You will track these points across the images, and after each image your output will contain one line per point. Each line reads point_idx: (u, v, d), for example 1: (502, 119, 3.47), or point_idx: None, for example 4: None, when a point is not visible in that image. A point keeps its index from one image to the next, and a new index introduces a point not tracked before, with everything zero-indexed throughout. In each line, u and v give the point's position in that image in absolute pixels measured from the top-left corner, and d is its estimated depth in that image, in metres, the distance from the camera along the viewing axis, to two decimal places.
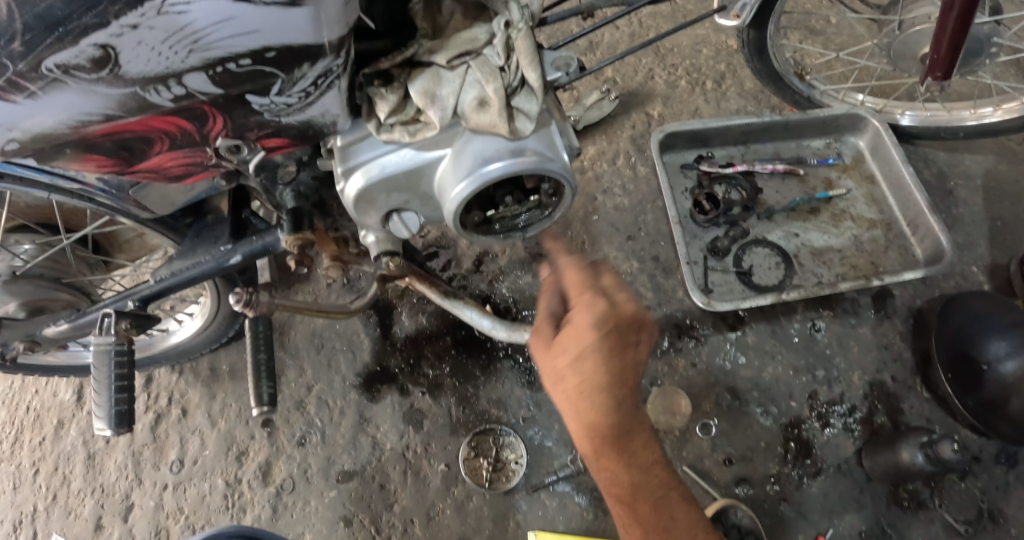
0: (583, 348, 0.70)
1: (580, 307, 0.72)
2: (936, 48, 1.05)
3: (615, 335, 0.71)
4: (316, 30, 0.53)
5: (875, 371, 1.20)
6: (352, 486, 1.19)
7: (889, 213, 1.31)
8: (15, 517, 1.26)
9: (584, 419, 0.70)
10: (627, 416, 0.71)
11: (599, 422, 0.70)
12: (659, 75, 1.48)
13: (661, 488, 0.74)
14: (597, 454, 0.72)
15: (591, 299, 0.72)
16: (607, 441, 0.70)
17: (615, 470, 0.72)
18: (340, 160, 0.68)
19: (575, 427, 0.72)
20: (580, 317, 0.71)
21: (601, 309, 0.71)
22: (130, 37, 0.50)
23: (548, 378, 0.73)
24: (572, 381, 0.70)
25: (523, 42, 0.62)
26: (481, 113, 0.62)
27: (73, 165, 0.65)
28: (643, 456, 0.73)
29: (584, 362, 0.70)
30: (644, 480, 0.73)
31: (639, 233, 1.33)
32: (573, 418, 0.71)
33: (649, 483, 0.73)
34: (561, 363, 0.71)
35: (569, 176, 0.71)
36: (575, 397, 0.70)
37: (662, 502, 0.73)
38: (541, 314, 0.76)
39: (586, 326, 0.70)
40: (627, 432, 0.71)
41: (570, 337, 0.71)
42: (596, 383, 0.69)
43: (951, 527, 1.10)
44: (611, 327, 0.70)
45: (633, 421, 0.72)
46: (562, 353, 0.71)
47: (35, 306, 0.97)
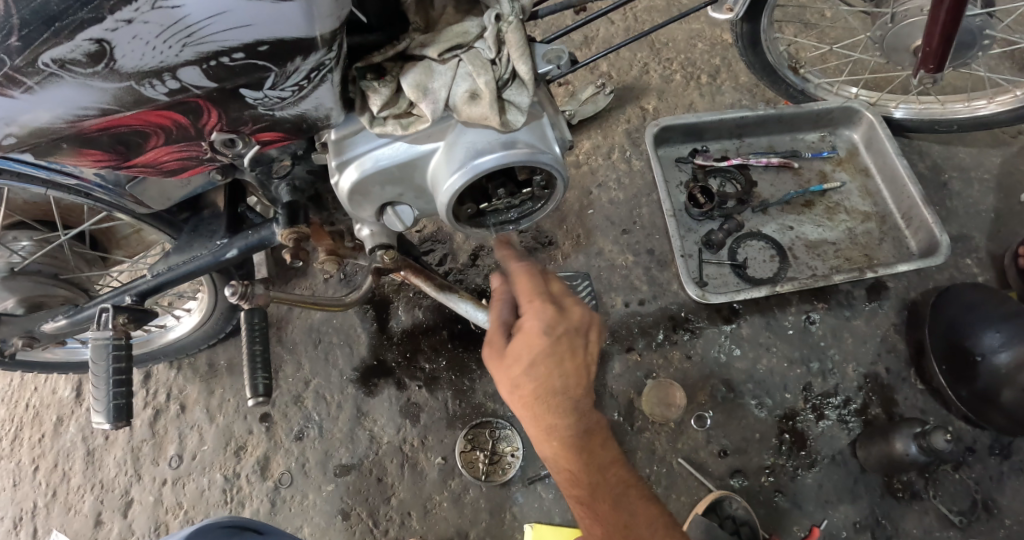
0: (536, 355, 0.71)
1: (529, 313, 0.73)
2: (928, 41, 1.06)
3: (566, 339, 0.72)
4: (309, 23, 0.54)
5: (869, 363, 1.21)
6: (349, 479, 1.19)
7: (883, 205, 1.32)
8: (16, 513, 1.27)
9: (542, 424, 0.72)
10: (582, 418, 0.73)
11: (558, 425, 0.72)
12: (654, 69, 1.49)
13: (618, 484, 0.76)
14: (559, 458, 0.74)
15: (539, 304, 0.73)
16: (566, 443, 0.73)
17: (575, 472, 0.74)
18: (335, 153, 0.68)
19: (534, 432, 0.73)
20: (529, 323, 0.72)
21: (551, 315, 0.72)
22: (126, 31, 0.50)
23: (502, 386, 0.73)
24: (528, 388, 0.71)
25: (514, 34, 0.62)
26: (472, 105, 0.63)
27: (69, 160, 0.66)
28: (601, 455, 0.75)
29: (539, 368, 0.71)
30: (602, 479, 0.75)
31: (634, 227, 1.34)
32: (529, 424, 0.73)
33: (611, 484, 0.76)
34: (515, 371, 0.71)
35: (560, 168, 0.71)
36: (532, 402, 0.71)
37: (622, 500, 0.75)
38: (494, 323, 0.75)
39: (536, 332, 0.71)
40: (586, 435, 0.74)
41: (522, 345, 0.71)
42: (552, 386, 0.71)
43: (945, 518, 1.11)
44: (561, 332, 0.72)
45: (590, 423, 0.74)
46: (516, 361, 0.71)
47: (33, 302, 0.99)
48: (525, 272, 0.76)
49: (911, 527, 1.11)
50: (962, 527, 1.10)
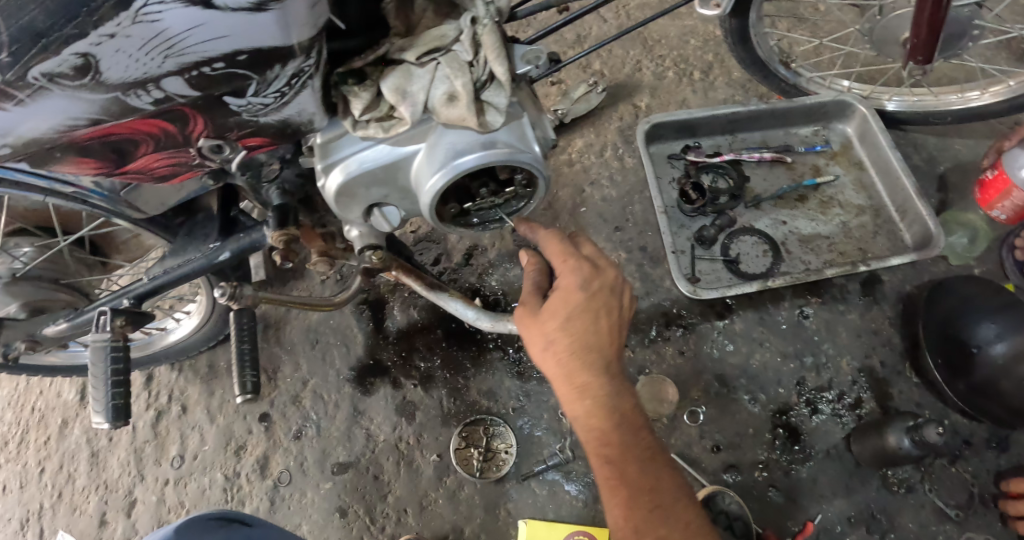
0: (572, 309, 0.73)
1: (564, 272, 0.75)
2: (916, 32, 1.06)
3: (601, 297, 0.74)
4: (285, 32, 0.55)
5: (864, 357, 1.21)
6: (346, 477, 1.21)
7: (877, 198, 1.32)
8: (23, 515, 1.29)
9: (577, 378, 0.73)
10: (611, 381, 0.75)
11: (594, 383, 0.74)
12: (647, 66, 1.49)
13: (645, 450, 0.75)
14: (586, 414, 0.74)
15: (574, 262, 0.75)
16: (601, 405, 0.74)
17: (604, 431, 0.74)
18: (320, 156, 0.70)
19: (565, 391, 0.75)
20: (566, 280, 0.74)
21: (587, 272, 0.75)
22: (109, 45, 0.51)
23: (534, 345, 0.75)
24: (563, 343, 0.73)
25: (489, 37, 0.63)
26: (450, 107, 0.64)
27: (63, 168, 0.67)
28: (626, 417, 0.75)
29: (575, 321, 0.73)
30: (631, 442, 0.74)
31: (626, 224, 1.34)
32: (562, 379, 0.74)
33: (639, 448, 0.75)
34: (550, 325, 0.73)
35: (541, 168, 0.72)
36: (565, 357, 0.73)
37: (649, 469, 0.74)
38: (525, 287, 0.77)
39: (572, 288, 0.73)
40: (616, 399, 0.74)
41: (557, 300, 0.73)
42: (586, 342, 0.73)
43: (941, 512, 1.11)
44: (596, 288, 0.74)
45: (621, 387, 0.75)
46: (551, 316, 0.73)
47: (36, 306, 0.99)
48: (552, 236, 0.78)
49: (906, 521, 1.11)
50: (958, 520, 1.11)
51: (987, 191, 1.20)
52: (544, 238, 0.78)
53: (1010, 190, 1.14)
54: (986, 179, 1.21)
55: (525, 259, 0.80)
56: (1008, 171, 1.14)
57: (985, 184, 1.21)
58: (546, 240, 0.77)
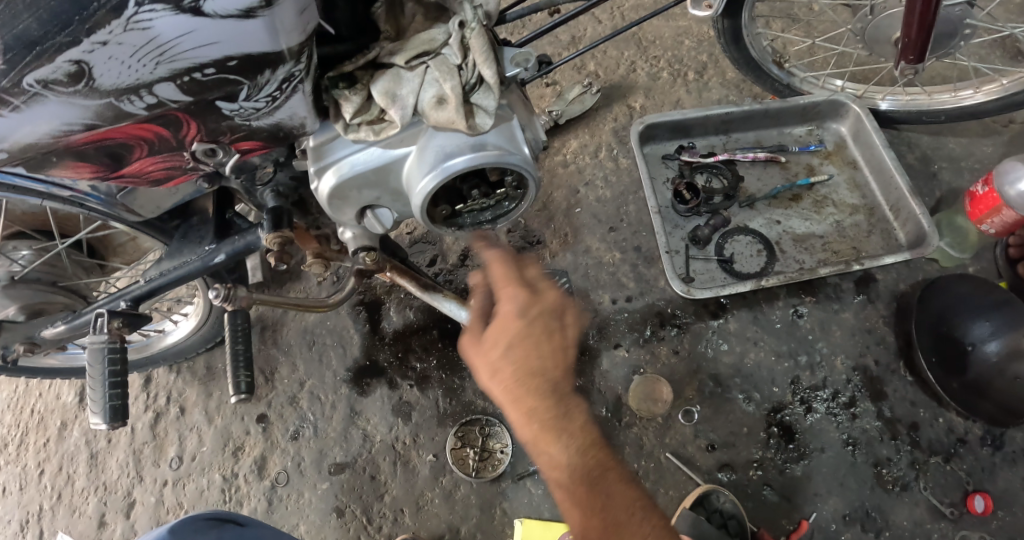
0: (510, 337, 0.71)
1: (504, 299, 0.74)
2: (907, 31, 1.06)
3: (540, 320, 0.72)
4: (274, 38, 0.55)
5: (858, 355, 1.22)
6: (344, 477, 1.22)
7: (871, 197, 1.33)
8: (22, 516, 1.30)
9: (524, 405, 0.69)
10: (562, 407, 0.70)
11: (542, 405, 0.69)
12: (641, 67, 1.50)
13: (602, 472, 0.69)
14: (539, 440, 0.69)
15: (512, 288, 0.74)
16: (553, 430, 0.68)
17: (556, 454, 0.68)
18: (313, 159, 0.70)
19: (514, 418, 0.70)
20: (506, 307, 0.73)
21: (526, 297, 0.74)
22: (101, 53, 0.52)
23: (482, 376, 0.73)
24: (508, 369, 0.70)
25: (478, 41, 0.64)
26: (439, 110, 0.65)
27: (59, 172, 0.68)
28: (581, 440, 0.69)
29: (517, 346, 0.70)
30: (584, 462, 0.68)
31: (621, 224, 1.35)
32: (509, 407, 0.70)
33: (594, 468, 0.69)
34: (493, 354, 0.71)
35: (530, 169, 0.73)
36: (511, 384, 0.69)
37: (606, 487, 0.68)
38: (474, 314, 0.78)
39: (512, 314, 0.72)
40: (565, 418, 0.69)
41: (497, 329, 0.72)
42: (529, 366, 0.70)
43: (936, 510, 1.11)
44: (535, 313, 0.73)
45: (571, 407, 0.70)
46: (493, 345, 0.71)
47: (34, 309, 0.99)
48: (497, 260, 0.77)
49: (901, 519, 1.11)
50: (954, 518, 1.11)
51: (977, 206, 1.18)
52: (489, 264, 0.78)
53: (1000, 208, 1.13)
54: (975, 193, 1.19)
55: (477, 279, 0.81)
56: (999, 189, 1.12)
57: (975, 199, 1.19)
58: (490, 263, 0.77)
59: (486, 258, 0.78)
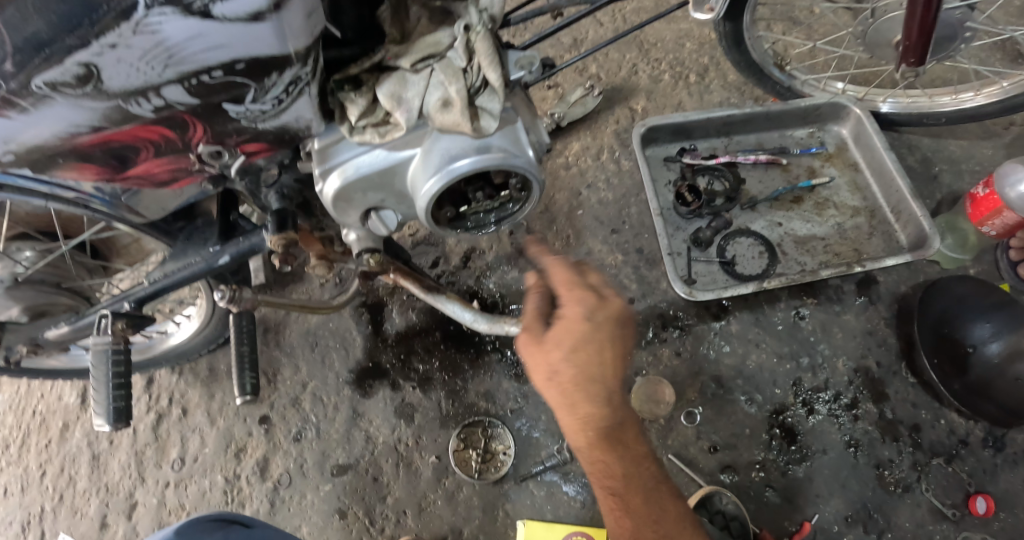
0: (575, 342, 0.72)
1: (569, 302, 0.74)
2: (907, 34, 1.07)
3: (605, 328, 0.74)
4: (281, 41, 0.56)
5: (860, 357, 1.22)
6: (346, 479, 1.22)
7: (872, 200, 1.33)
8: (24, 517, 1.30)
9: (581, 408, 0.73)
10: (614, 412, 0.75)
11: (597, 414, 0.74)
12: (643, 70, 1.50)
13: (649, 479, 0.79)
14: (592, 446, 0.76)
15: (579, 291, 0.74)
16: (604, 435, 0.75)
17: (607, 461, 0.76)
18: (318, 161, 0.70)
19: (568, 423, 0.75)
20: (571, 310, 0.73)
21: (593, 302, 0.74)
22: (110, 55, 0.52)
23: (537, 374, 0.75)
24: (568, 374, 0.72)
25: (483, 43, 0.64)
26: (445, 112, 0.65)
27: (66, 174, 0.68)
28: (632, 450, 0.78)
29: (580, 353, 0.72)
30: (634, 471, 0.77)
31: (623, 226, 1.35)
32: (566, 411, 0.75)
33: (641, 476, 0.78)
34: (554, 357, 0.73)
35: (535, 172, 0.73)
36: (570, 390, 0.73)
37: (651, 494, 0.78)
38: (529, 310, 0.76)
39: (578, 318, 0.73)
40: (619, 429, 0.76)
41: (562, 331, 0.73)
42: (591, 374, 0.73)
43: (938, 511, 1.12)
44: (601, 320, 0.73)
45: (624, 418, 0.76)
46: (556, 346, 0.73)
47: (37, 310, 1.01)
48: (558, 263, 0.77)
49: (903, 520, 1.12)
50: (955, 520, 1.11)
51: (978, 208, 1.19)
52: (550, 265, 0.77)
53: (1000, 209, 1.13)
54: (975, 195, 1.19)
55: (530, 281, 0.79)
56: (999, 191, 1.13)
57: (976, 201, 1.20)
58: (552, 266, 0.77)
59: (544, 261, 0.78)
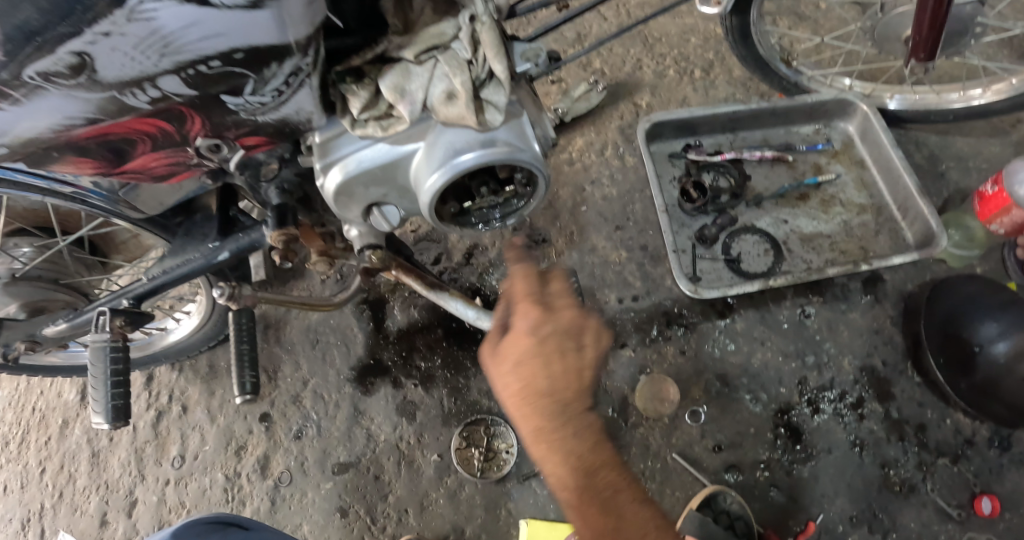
0: (520, 353, 0.69)
1: (518, 314, 0.72)
2: (918, 29, 1.05)
3: (552, 339, 0.70)
4: (280, 30, 0.54)
5: (866, 356, 1.21)
6: (347, 477, 1.21)
7: (879, 197, 1.31)
8: (24, 515, 1.29)
9: (531, 424, 0.69)
10: (574, 427, 0.68)
11: (549, 428, 0.68)
12: (647, 65, 1.49)
13: (619, 506, 0.67)
14: (550, 465, 0.68)
15: (527, 304, 0.72)
16: (561, 452, 0.67)
17: (569, 484, 0.67)
18: (319, 155, 0.69)
19: (526, 443, 0.70)
20: (518, 323, 0.71)
21: (539, 315, 0.71)
22: (104, 44, 0.51)
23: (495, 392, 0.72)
24: (515, 387, 0.69)
25: (489, 34, 0.63)
26: (449, 105, 0.64)
27: (62, 168, 0.67)
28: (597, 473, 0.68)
29: (525, 364, 0.69)
30: (601, 496, 0.67)
31: (627, 223, 1.34)
32: (521, 429, 0.70)
33: (610, 502, 0.67)
34: (503, 370, 0.70)
35: (540, 166, 0.72)
36: (520, 404, 0.69)
37: (624, 524, 0.66)
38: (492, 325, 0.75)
39: (523, 330, 0.70)
40: (580, 448, 0.68)
41: (510, 344, 0.71)
42: (538, 386, 0.68)
43: (944, 512, 1.11)
44: (546, 332, 0.70)
45: (587, 436, 0.69)
46: (504, 360, 0.71)
47: (35, 307, 0.97)
48: (520, 275, 0.75)
49: (909, 521, 1.11)
50: (961, 520, 1.10)
51: (986, 206, 1.17)
52: (513, 276, 0.76)
53: (1010, 207, 1.12)
54: (984, 193, 1.17)
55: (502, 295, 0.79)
56: (1009, 189, 1.11)
57: (984, 198, 1.18)
58: (514, 277, 0.75)
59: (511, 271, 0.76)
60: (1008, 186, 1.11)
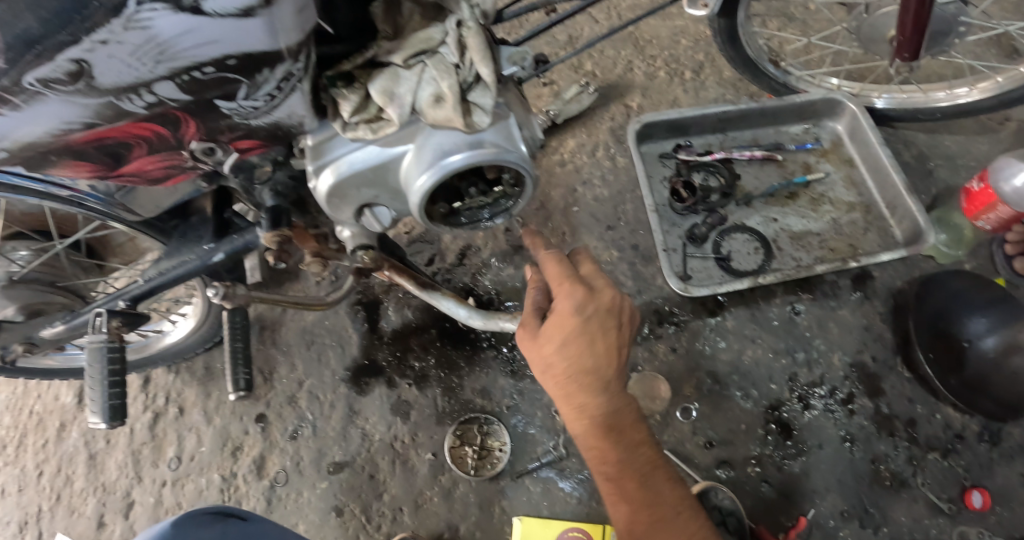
0: (566, 335, 0.74)
1: (560, 296, 0.77)
2: (902, 28, 1.06)
3: (596, 319, 0.75)
4: (272, 37, 0.55)
5: (856, 352, 1.22)
6: (343, 476, 1.22)
7: (867, 195, 1.33)
8: (21, 518, 1.30)
9: (574, 399, 0.76)
10: (613, 400, 0.77)
11: (591, 403, 0.76)
12: (638, 66, 1.50)
13: (645, 465, 0.78)
14: (586, 432, 0.78)
15: (569, 286, 0.77)
16: (599, 424, 0.76)
17: (603, 448, 0.77)
18: (311, 158, 0.71)
19: (566, 412, 0.78)
20: (562, 304, 0.76)
21: (583, 295, 0.76)
22: (101, 51, 0.52)
23: (534, 368, 0.78)
24: (561, 368, 0.75)
25: (475, 39, 0.65)
26: (437, 108, 0.65)
27: (60, 172, 0.68)
28: (629, 436, 0.78)
29: (570, 345, 0.74)
30: (631, 457, 0.78)
31: (619, 223, 1.35)
32: (562, 400, 0.77)
33: (637, 461, 0.78)
34: (547, 349, 0.75)
35: (528, 167, 0.73)
36: (565, 381, 0.75)
37: (650, 480, 0.78)
38: (527, 306, 0.79)
39: (568, 311, 0.75)
40: (616, 417, 0.77)
41: (554, 326, 0.75)
42: (584, 366, 0.74)
43: (934, 505, 1.12)
44: (591, 311, 0.75)
45: (621, 406, 0.77)
46: (549, 341, 0.75)
47: (33, 309, 1.00)
48: (553, 259, 0.81)
49: (898, 515, 1.12)
50: (951, 514, 1.11)
51: (973, 203, 1.19)
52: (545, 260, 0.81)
53: (995, 204, 1.13)
54: (970, 190, 1.19)
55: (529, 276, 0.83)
56: (994, 185, 1.13)
57: (971, 196, 1.20)
58: (547, 262, 0.80)
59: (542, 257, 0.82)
60: (993, 183, 1.13)
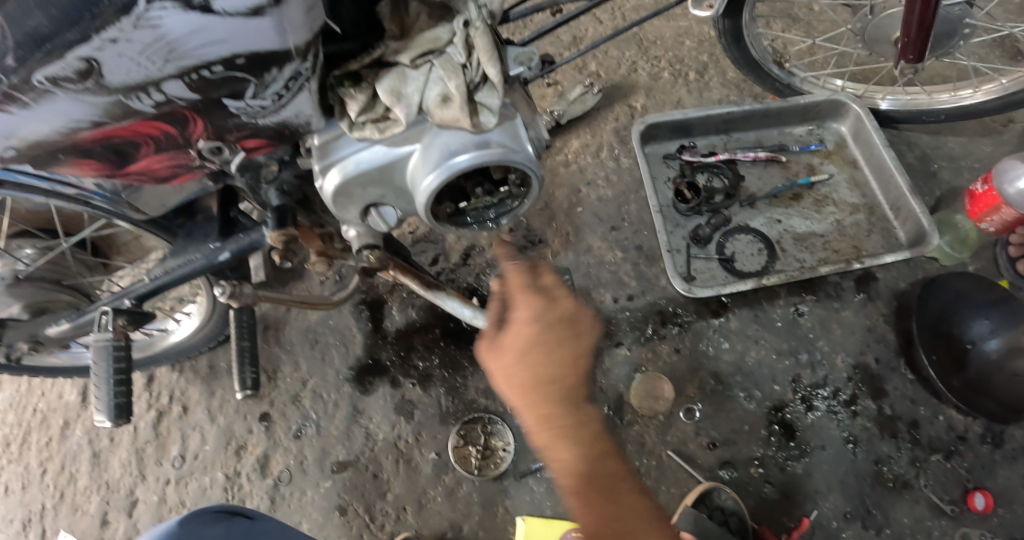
0: (526, 343, 0.70)
1: (519, 306, 0.73)
2: (907, 30, 1.06)
3: (555, 328, 0.71)
4: (281, 36, 0.56)
5: (859, 353, 1.22)
6: (346, 476, 1.22)
7: (871, 197, 1.33)
8: (25, 515, 1.30)
9: (536, 411, 0.69)
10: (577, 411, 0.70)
11: (553, 414, 0.69)
12: (642, 67, 1.51)
13: (613, 479, 0.70)
14: (550, 446, 0.69)
15: (529, 295, 0.73)
16: (564, 434, 0.68)
17: (568, 462, 0.68)
18: (318, 157, 0.71)
19: (528, 425, 0.70)
20: (519, 315, 0.72)
21: (541, 305, 0.73)
22: (111, 50, 0.52)
23: (494, 380, 0.73)
24: (519, 377, 0.70)
25: (482, 39, 0.65)
26: (444, 108, 0.65)
27: (67, 170, 0.69)
28: (596, 447, 0.70)
29: (530, 355, 0.70)
30: (598, 471, 0.69)
31: (622, 224, 1.36)
32: (523, 414, 0.71)
33: (604, 476, 0.69)
34: (506, 360, 0.71)
35: (534, 166, 0.73)
36: (524, 391, 0.70)
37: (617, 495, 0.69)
38: (488, 319, 0.77)
39: (527, 321, 0.72)
40: (582, 429, 0.69)
41: (514, 336, 0.71)
42: (542, 375, 0.69)
43: (937, 507, 1.12)
44: (550, 321, 0.72)
45: (585, 416, 0.70)
46: (508, 350, 0.71)
47: (38, 307, 1.00)
48: (517, 270, 0.76)
49: (901, 516, 1.12)
50: (954, 516, 1.11)
51: (976, 204, 1.19)
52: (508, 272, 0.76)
53: (1000, 205, 1.13)
54: (974, 192, 1.19)
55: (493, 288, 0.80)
56: (997, 187, 1.13)
57: (974, 197, 1.20)
58: (509, 274, 0.76)
59: (505, 268, 0.77)
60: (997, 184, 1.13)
